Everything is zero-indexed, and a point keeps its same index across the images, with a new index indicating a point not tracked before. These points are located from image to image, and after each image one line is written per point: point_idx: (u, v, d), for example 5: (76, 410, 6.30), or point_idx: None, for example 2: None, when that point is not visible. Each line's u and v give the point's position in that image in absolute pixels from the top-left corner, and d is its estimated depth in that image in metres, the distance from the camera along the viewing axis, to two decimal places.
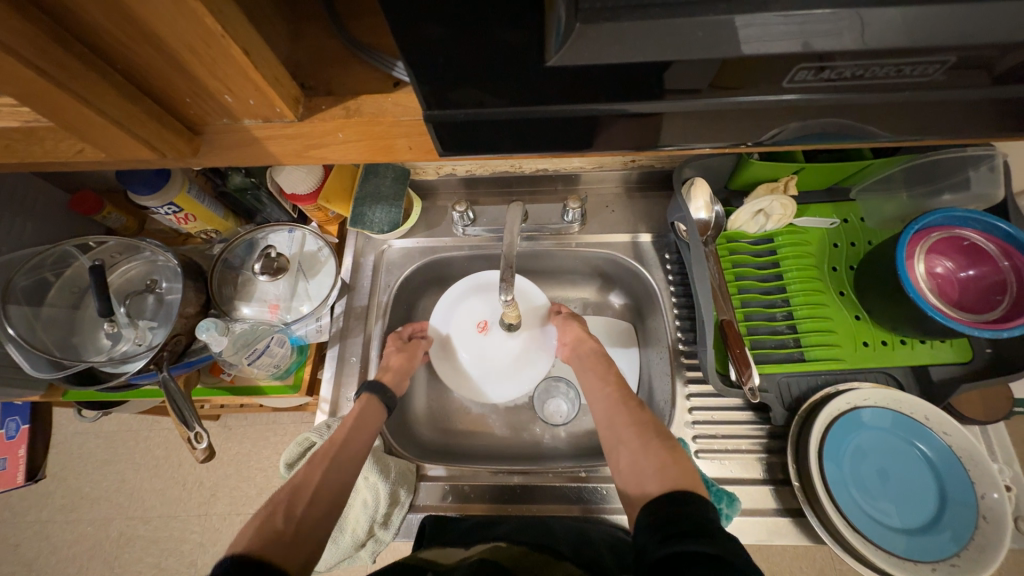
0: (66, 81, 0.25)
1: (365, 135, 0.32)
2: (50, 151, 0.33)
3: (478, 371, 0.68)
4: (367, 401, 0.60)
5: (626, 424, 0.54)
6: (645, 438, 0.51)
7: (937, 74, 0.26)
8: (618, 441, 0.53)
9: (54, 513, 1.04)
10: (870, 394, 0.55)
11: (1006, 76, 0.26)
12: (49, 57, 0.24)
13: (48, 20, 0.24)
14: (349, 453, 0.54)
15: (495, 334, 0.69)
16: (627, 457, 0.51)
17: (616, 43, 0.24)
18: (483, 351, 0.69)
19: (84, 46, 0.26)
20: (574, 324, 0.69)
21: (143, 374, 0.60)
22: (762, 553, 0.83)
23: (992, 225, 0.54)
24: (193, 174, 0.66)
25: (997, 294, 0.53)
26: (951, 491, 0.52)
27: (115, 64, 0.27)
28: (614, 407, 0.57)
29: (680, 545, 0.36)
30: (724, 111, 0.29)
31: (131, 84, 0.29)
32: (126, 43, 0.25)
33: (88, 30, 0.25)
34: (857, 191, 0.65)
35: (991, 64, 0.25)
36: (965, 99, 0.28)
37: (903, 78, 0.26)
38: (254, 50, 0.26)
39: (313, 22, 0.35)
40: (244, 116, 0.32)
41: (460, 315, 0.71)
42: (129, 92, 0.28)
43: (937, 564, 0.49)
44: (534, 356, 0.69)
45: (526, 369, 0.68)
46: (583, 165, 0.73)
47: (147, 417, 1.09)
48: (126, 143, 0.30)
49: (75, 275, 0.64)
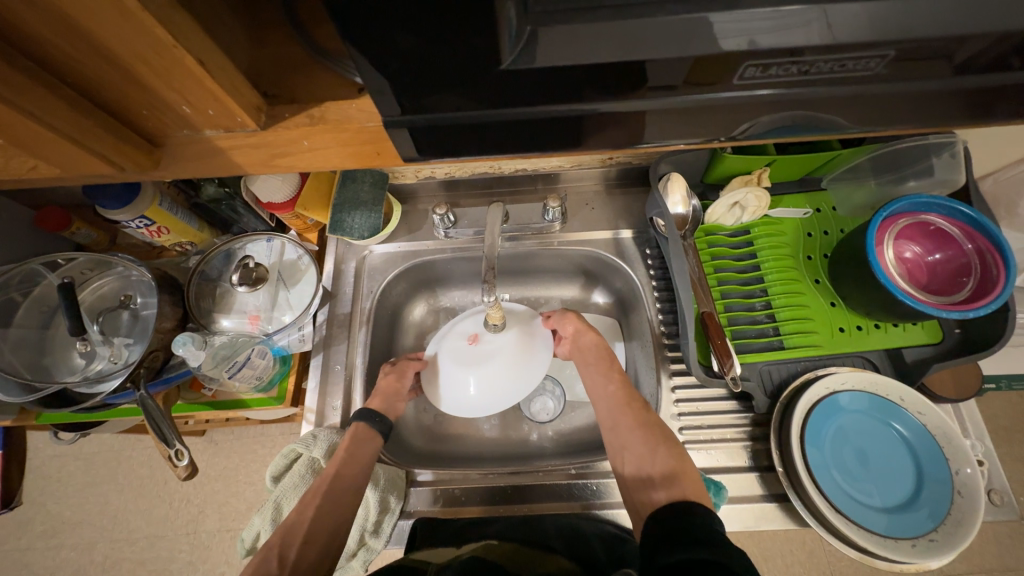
0: (15, 98, 0.25)
1: (332, 142, 0.32)
2: (2, 169, 0.32)
3: (446, 381, 0.63)
4: (356, 428, 0.58)
5: (626, 430, 0.55)
6: (643, 439, 0.53)
7: (878, 67, 0.27)
8: (621, 445, 0.54)
9: (35, 539, 1.01)
10: (847, 377, 0.57)
11: (966, 65, 0.27)
12: None
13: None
14: (342, 486, 0.54)
15: (476, 351, 0.63)
16: (637, 453, 0.52)
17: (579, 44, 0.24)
18: (460, 362, 0.63)
19: (33, 63, 0.25)
20: (572, 316, 0.66)
21: (121, 393, 0.58)
22: (755, 539, 0.84)
23: (954, 210, 0.55)
24: (164, 186, 0.65)
25: (962, 276, 0.55)
26: (927, 468, 0.54)
27: (66, 77, 0.27)
28: (620, 412, 0.56)
29: (684, 554, 0.37)
30: (692, 108, 0.29)
31: (85, 100, 0.28)
32: (75, 57, 0.25)
33: (33, 44, 0.24)
34: (828, 181, 0.66)
35: (950, 53, 0.26)
36: (927, 89, 0.28)
37: (847, 72, 0.27)
38: (210, 59, 0.26)
39: (275, 29, 0.34)
40: (205, 127, 0.31)
41: (455, 328, 0.66)
42: (80, 105, 0.27)
43: (917, 540, 0.50)
44: (517, 382, 0.62)
45: (502, 395, 0.62)
46: (562, 164, 0.74)
47: (129, 436, 1.06)
48: (81, 157, 0.29)
49: (44, 293, 0.62)
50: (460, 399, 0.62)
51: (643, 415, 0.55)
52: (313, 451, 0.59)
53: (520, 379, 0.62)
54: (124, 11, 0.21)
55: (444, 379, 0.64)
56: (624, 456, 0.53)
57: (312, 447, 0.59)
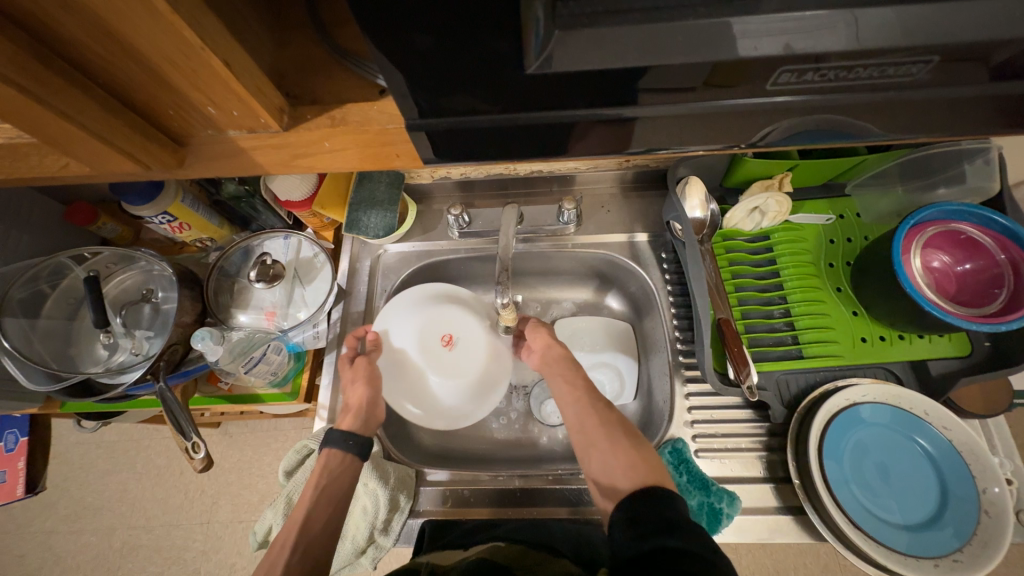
0: (47, 97, 0.25)
1: (352, 144, 0.32)
2: (34, 167, 0.33)
3: (399, 359, 0.64)
4: (328, 455, 0.56)
5: (596, 428, 0.53)
6: (612, 439, 0.51)
7: (918, 72, 0.26)
8: (588, 443, 0.53)
9: (58, 523, 1.04)
10: (869, 389, 0.55)
11: (1006, 70, 0.26)
12: (31, 75, 0.24)
13: (31, 39, 0.24)
14: (314, 530, 0.51)
15: (445, 356, 0.64)
16: (608, 452, 0.50)
17: (600, 48, 0.24)
18: (422, 346, 0.64)
19: (66, 63, 0.26)
20: (543, 330, 0.66)
21: (141, 385, 0.60)
22: (766, 550, 0.83)
23: (987, 219, 0.53)
24: (187, 183, 0.66)
25: (995, 287, 0.53)
26: (952, 485, 0.52)
27: (97, 78, 0.27)
28: (589, 424, 0.54)
29: (656, 543, 0.36)
30: (717, 112, 0.29)
31: (115, 100, 0.29)
32: (105, 58, 0.25)
33: (67, 45, 0.25)
34: (852, 186, 0.64)
35: (990, 58, 0.25)
36: (965, 95, 0.27)
37: (885, 78, 0.26)
38: (235, 60, 0.26)
39: (298, 29, 0.34)
40: (228, 127, 0.31)
41: (440, 316, 0.66)
42: (109, 105, 0.28)
43: (940, 560, 0.48)
44: (455, 411, 0.63)
45: (436, 411, 0.63)
46: (578, 166, 0.74)
47: (148, 426, 1.09)
48: (109, 156, 0.30)
49: (71, 286, 0.64)
50: (398, 384, 0.63)
51: (608, 414, 0.55)
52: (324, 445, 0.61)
53: (453, 406, 0.63)
54: (154, 13, 0.22)
55: (398, 354, 0.64)
56: (592, 454, 0.52)
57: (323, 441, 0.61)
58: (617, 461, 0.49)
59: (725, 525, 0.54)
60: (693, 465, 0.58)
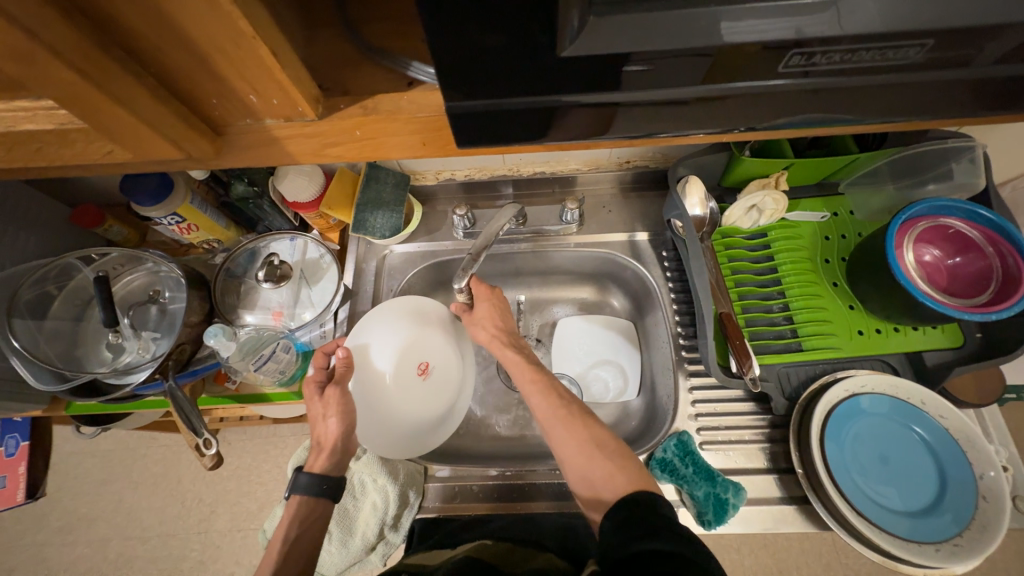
0: (105, 84, 0.26)
1: (380, 133, 0.34)
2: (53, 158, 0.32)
3: (369, 375, 0.61)
4: (298, 504, 0.53)
5: (553, 417, 0.54)
6: (569, 425, 0.53)
7: (916, 56, 0.26)
8: (562, 451, 0.52)
9: (51, 535, 1.02)
10: (867, 380, 0.57)
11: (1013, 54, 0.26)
12: (92, 60, 0.25)
13: (91, 25, 0.25)
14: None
15: (415, 384, 0.63)
16: (563, 438, 0.52)
17: (625, 32, 0.24)
18: (397, 366, 0.62)
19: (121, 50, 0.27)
20: (487, 304, 0.66)
21: (148, 385, 0.60)
22: (768, 548, 0.83)
23: (973, 213, 0.56)
24: (196, 184, 0.67)
25: (985, 279, 0.55)
26: (950, 471, 0.53)
27: (150, 67, 0.28)
28: (547, 416, 0.54)
29: (637, 546, 0.37)
30: (726, 98, 0.28)
31: (164, 89, 0.29)
32: (163, 49, 0.26)
33: (128, 35, 0.25)
34: (846, 185, 0.67)
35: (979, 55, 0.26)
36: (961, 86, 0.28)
37: (887, 62, 0.26)
38: (280, 50, 0.28)
39: (328, 27, 0.36)
40: (266, 116, 0.32)
41: (421, 341, 0.65)
42: (160, 94, 0.29)
43: (940, 545, 0.50)
44: (403, 443, 0.61)
45: (386, 440, 0.60)
46: (580, 167, 0.76)
47: (145, 434, 1.08)
48: (155, 145, 0.31)
49: (79, 286, 0.64)
50: (364, 406, 0.59)
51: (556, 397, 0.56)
52: None
53: (401, 437, 0.61)
54: (214, 4, 0.23)
55: (372, 370, 0.61)
56: (556, 443, 0.53)
57: None
58: (569, 442, 0.51)
59: (730, 516, 0.55)
60: (697, 457, 0.58)
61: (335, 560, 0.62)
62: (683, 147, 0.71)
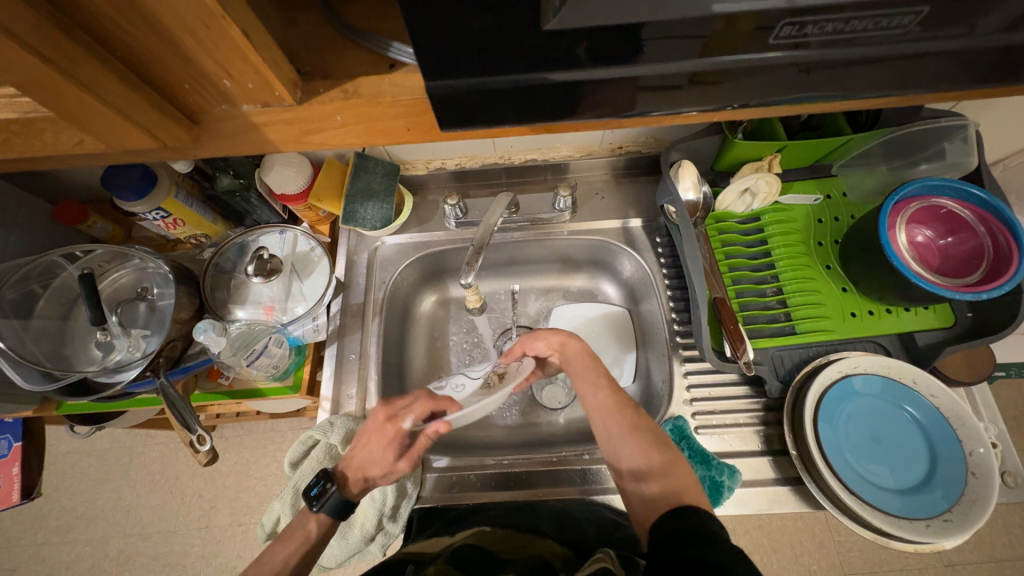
0: (70, 69, 0.25)
1: (363, 117, 0.33)
2: (21, 150, 0.31)
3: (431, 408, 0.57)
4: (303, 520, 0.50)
5: (615, 416, 0.53)
6: (630, 422, 0.52)
7: (910, 25, 0.25)
8: (610, 437, 0.53)
9: (50, 535, 1.02)
10: (859, 361, 0.57)
11: (1018, 22, 0.25)
12: (52, 44, 0.24)
13: (51, 7, 0.24)
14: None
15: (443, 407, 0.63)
16: (620, 437, 0.52)
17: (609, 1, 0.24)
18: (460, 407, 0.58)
19: (85, 34, 0.26)
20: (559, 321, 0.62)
21: (140, 382, 0.59)
22: (764, 529, 0.85)
23: (965, 192, 0.55)
24: (180, 178, 0.66)
25: (976, 259, 0.55)
26: (941, 449, 0.54)
27: (116, 51, 0.27)
28: (609, 416, 0.53)
29: (687, 553, 0.37)
30: (718, 73, 0.28)
31: (133, 75, 0.28)
32: (129, 31, 0.25)
33: (90, 17, 0.24)
34: (838, 167, 0.66)
35: (982, 21, 0.25)
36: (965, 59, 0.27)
37: (880, 32, 0.25)
38: (252, 31, 0.27)
39: (306, 8, 0.35)
40: (243, 102, 0.31)
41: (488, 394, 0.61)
42: (129, 80, 0.28)
43: (931, 521, 0.50)
44: None
45: None
46: (572, 153, 0.75)
47: (141, 432, 1.07)
48: (128, 134, 0.30)
49: (64, 285, 0.63)
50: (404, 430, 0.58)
51: (622, 396, 0.54)
52: (331, 438, 0.61)
53: None
54: None
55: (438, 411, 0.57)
56: (613, 442, 0.52)
57: (330, 434, 0.61)
58: (628, 442, 0.51)
59: (725, 498, 0.56)
60: (692, 441, 0.59)
61: (333, 553, 0.60)
62: (676, 131, 0.71)
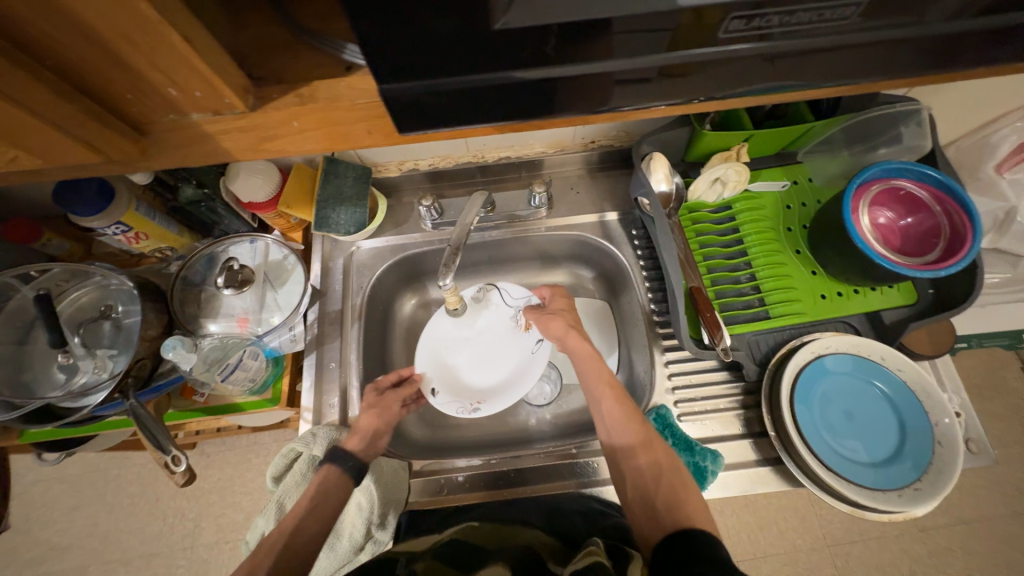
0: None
1: (321, 123, 0.32)
2: None
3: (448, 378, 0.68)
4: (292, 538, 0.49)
5: (623, 425, 0.55)
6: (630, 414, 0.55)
7: (856, 15, 0.26)
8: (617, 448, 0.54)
9: (21, 569, 0.97)
10: (830, 341, 0.59)
11: (958, 10, 0.26)
12: None
13: None
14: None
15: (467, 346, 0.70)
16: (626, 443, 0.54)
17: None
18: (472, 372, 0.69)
19: (11, 45, 0.24)
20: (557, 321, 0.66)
21: (108, 405, 0.57)
22: (749, 508, 0.87)
23: (921, 174, 0.58)
24: (139, 190, 0.63)
25: (933, 237, 0.58)
26: (909, 421, 0.56)
27: (47, 61, 0.25)
28: (618, 426, 0.55)
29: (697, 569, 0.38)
30: (677, 67, 0.28)
31: (69, 85, 0.27)
32: (59, 40, 0.24)
33: (13, 26, 0.23)
34: (803, 154, 0.68)
35: (924, 10, 0.26)
36: (909, 48, 0.28)
37: (826, 23, 0.26)
38: (195, 36, 0.26)
39: (257, 10, 0.34)
40: (192, 110, 0.30)
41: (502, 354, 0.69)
42: (63, 91, 0.26)
43: (902, 491, 0.53)
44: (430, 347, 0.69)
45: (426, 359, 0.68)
46: (545, 149, 0.76)
47: (116, 455, 1.03)
48: (68, 149, 0.28)
49: (19, 307, 0.60)
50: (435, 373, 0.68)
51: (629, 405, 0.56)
52: (313, 448, 0.60)
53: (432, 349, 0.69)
54: None
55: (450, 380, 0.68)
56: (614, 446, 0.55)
57: (312, 444, 0.60)
58: (633, 440, 0.53)
59: (709, 482, 0.57)
60: (676, 429, 0.60)
61: (321, 566, 0.58)
62: (646, 123, 0.71)
